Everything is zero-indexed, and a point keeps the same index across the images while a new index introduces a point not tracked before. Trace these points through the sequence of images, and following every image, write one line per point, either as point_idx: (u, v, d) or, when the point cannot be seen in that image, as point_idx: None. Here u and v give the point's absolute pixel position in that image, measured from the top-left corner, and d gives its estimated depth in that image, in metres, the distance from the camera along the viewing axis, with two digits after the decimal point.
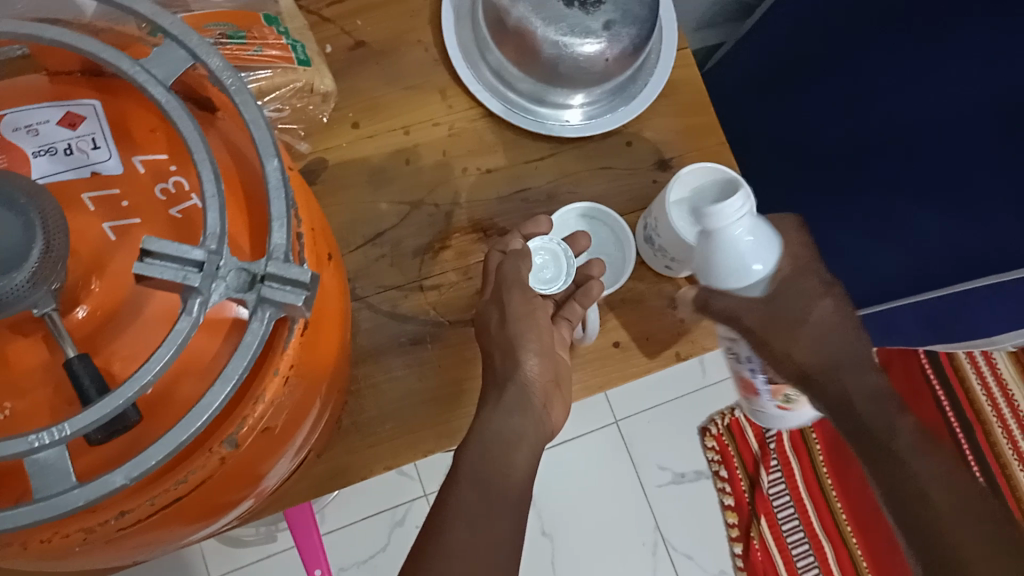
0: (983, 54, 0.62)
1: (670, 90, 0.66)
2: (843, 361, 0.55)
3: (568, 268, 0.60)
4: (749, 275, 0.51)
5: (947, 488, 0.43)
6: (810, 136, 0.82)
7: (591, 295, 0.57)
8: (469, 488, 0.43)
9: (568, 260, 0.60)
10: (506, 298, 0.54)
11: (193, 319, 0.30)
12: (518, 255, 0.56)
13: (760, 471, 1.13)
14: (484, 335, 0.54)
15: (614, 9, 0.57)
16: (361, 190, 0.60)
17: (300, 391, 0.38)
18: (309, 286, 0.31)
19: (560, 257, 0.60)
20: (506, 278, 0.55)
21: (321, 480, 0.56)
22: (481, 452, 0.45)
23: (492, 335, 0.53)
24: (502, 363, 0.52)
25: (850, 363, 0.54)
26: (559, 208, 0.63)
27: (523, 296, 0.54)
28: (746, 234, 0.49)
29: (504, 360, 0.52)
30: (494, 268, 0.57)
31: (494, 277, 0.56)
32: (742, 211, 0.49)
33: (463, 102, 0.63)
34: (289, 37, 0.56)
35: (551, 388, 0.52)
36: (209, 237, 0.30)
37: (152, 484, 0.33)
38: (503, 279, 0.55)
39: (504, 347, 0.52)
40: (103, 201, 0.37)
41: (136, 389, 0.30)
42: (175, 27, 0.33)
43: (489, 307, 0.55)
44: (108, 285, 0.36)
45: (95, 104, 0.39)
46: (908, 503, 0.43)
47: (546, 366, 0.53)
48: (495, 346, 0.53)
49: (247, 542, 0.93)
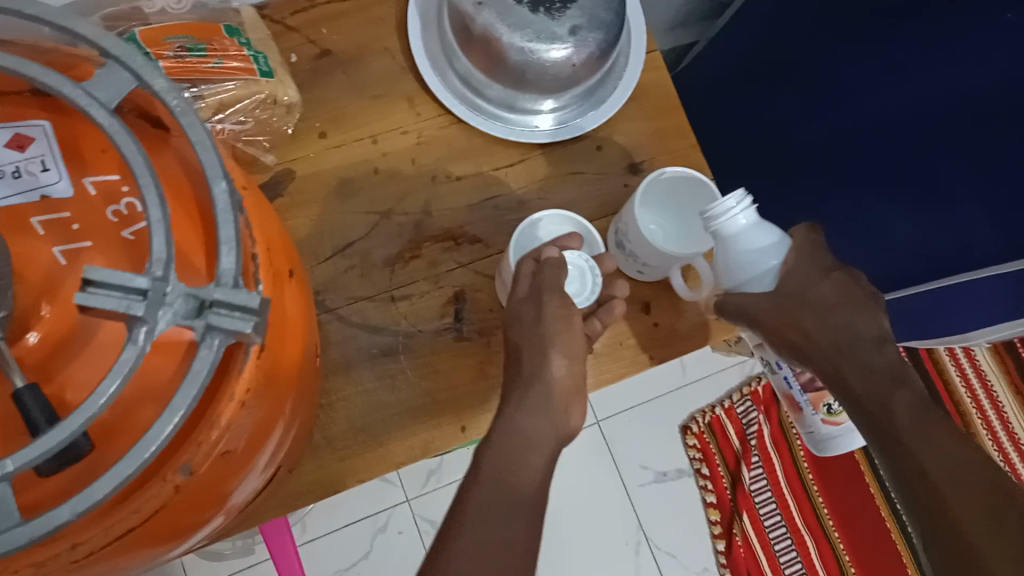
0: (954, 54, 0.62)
1: (640, 93, 0.66)
2: (848, 343, 0.52)
3: (594, 286, 0.60)
4: (755, 268, 0.53)
5: (958, 478, 0.42)
6: (784, 136, 0.82)
7: (613, 314, 0.58)
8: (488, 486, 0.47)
9: (595, 277, 0.59)
10: (545, 301, 0.55)
11: (139, 348, 0.29)
12: (557, 262, 0.56)
13: (741, 467, 1.14)
14: (516, 329, 0.56)
15: (580, 13, 0.56)
16: (329, 202, 0.60)
17: (261, 414, 0.37)
18: (257, 310, 0.32)
19: (586, 273, 0.59)
20: (545, 284, 0.56)
21: (292, 497, 0.55)
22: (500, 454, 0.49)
23: (524, 329, 0.55)
24: (530, 361, 0.55)
25: (858, 346, 0.52)
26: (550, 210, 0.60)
27: (561, 301, 0.56)
28: (746, 230, 0.52)
29: (534, 355, 0.55)
30: (529, 275, 0.56)
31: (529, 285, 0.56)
32: (739, 210, 0.52)
33: (432, 110, 0.63)
34: (250, 48, 0.56)
35: (573, 390, 0.56)
36: (154, 263, 0.30)
37: (106, 514, 0.33)
38: (540, 283, 0.55)
39: (536, 344, 0.55)
40: (53, 225, 0.36)
41: (82, 420, 0.29)
42: (118, 49, 0.33)
43: (522, 305, 0.56)
44: (59, 309, 0.35)
45: (44, 125, 0.38)
46: (928, 505, 0.42)
47: (571, 367, 0.56)
48: (526, 343, 0.55)
49: (226, 555, 0.92)
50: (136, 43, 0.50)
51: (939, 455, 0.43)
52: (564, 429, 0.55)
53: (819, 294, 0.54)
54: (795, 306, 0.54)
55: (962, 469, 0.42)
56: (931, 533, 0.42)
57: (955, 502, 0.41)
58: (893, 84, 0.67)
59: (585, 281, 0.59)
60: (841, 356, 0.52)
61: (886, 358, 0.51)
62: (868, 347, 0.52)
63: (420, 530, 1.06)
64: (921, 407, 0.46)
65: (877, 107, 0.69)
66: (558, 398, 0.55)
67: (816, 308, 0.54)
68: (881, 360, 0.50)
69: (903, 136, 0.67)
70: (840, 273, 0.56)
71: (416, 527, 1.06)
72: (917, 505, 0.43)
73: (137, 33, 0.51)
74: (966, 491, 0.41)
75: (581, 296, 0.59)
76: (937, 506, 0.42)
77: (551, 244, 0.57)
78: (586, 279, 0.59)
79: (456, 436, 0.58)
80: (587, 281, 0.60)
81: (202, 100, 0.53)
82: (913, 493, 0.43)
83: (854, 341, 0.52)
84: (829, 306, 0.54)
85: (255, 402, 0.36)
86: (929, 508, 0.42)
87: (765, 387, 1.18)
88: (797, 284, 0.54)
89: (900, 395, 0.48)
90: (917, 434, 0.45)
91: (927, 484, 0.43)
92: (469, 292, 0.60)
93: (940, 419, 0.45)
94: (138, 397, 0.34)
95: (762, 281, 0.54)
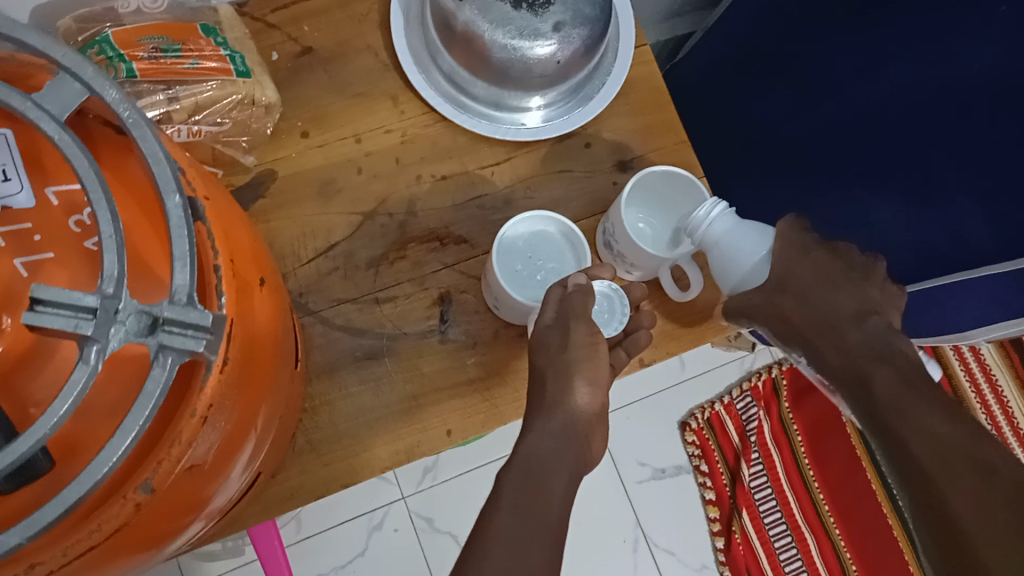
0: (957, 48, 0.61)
1: (628, 88, 0.65)
2: (829, 319, 0.51)
3: (625, 314, 0.57)
4: (744, 266, 0.51)
5: (945, 460, 0.39)
6: (778, 129, 0.80)
7: (639, 344, 0.57)
8: (506, 514, 0.42)
9: (624, 305, 0.57)
10: (571, 328, 0.52)
11: (91, 368, 0.29)
12: (586, 289, 0.53)
13: (741, 464, 1.13)
14: (540, 354, 0.52)
15: (564, 9, 0.55)
16: (312, 203, 0.59)
17: (229, 429, 0.36)
18: (210, 328, 0.32)
19: (615, 301, 0.57)
20: (573, 310, 0.52)
21: (273, 503, 0.54)
22: (524, 480, 0.45)
23: (549, 357, 0.52)
24: (551, 383, 0.52)
25: (838, 325, 0.51)
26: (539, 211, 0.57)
27: (587, 329, 0.53)
28: (721, 230, 0.51)
29: (557, 379, 0.51)
30: (555, 301, 0.53)
31: (555, 308, 0.53)
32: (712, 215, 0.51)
33: (416, 108, 0.62)
34: (227, 47, 0.54)
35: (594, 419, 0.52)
36: (106, 280, 0.30)
37: (66, 534, 0.32)
38: (567, 309, 0.52)
39: (560, 371, 0.52)
40: (14, 236, 0.35)
41: (31, 442, 0.28)
42: (69, 60, 0.33)
43: (548, 332, 0.52)
44: (19, 324, 0.34)
45: (6, 133, 0.35)
46: (919, 492, 0.39)
47: (594, 395, 0.52)
48: (549, 370, 0.52)
49: (216, 555, 0.92)
50: (109, 46, 0.50)
51: (928, 439, 0.40)
52: (587, 455, 0.51)
53: (803, 274, 0.52)
54: (781, 288, 0.52)
55: (948, 450, 0.39)
56: (924, 522, 0.39)
57: (946, 486, 0.38)
58: (889, 76, 0.66)
59: (614, 308, 0.57)
60: (833, 335, 0.50)
61: (867, 336, 0.49)
62: (848, 325, 0.51)
63: (416, 527, 1.06)
64: (905, 388, 0.44)
65: (868, 97, 0.69)
66: (582, 425, 0.51)
67: (799, 293, 0.52)
68: (861, 337, 0.49)
69: (902, 132, 0.66)
70: (821, 252, 0.54)
71: (413, 524, 1.06)
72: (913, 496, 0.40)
73: (111, 36, 0.51)
74: (956, 474, 0.38)
75: (610, 326, 0.57)
76: (927, 492, 0.39)
77: (580, 272, 0.54)
78: (615, 310, 0.57)
79: (442, 440, 0.57)
80: (617, 311, 0.57)
81: (178, 102, 0.52)
82: (907, 480, 0.40)
83: (835, 320, 0.51)
84: (809, 286, 0.52)
85: (220, 416, 0.35)
86: (922, 497, 0.39)
87: (765, 382, 1.17)
88: (783, 263, 0.52)
89: (879, 377, 0.46)
90: (907, 418, 0.42)
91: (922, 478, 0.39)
92: (455, 293, 0.59)
93: (932, 403, 0.43)
94: (102, 409, 0.34)
95: (756, 276, 0.51)
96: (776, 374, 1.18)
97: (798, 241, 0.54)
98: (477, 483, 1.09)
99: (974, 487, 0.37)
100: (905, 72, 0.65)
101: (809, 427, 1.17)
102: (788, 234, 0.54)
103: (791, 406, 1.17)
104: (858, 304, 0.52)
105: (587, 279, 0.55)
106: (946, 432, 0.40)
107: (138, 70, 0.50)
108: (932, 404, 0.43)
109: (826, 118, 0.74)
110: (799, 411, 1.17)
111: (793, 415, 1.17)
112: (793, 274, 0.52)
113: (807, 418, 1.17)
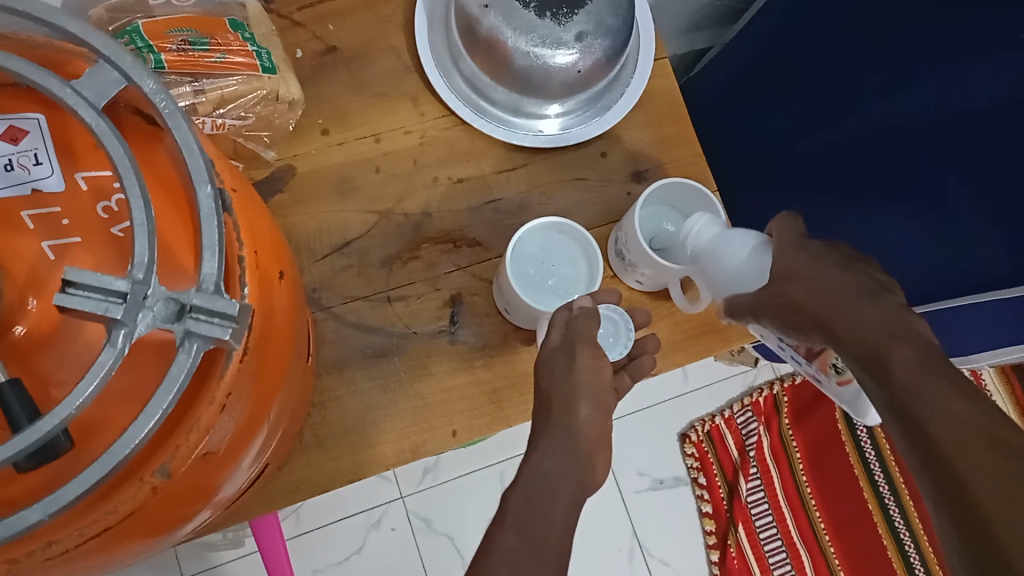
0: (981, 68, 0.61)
1: (646, 100, 0.66)
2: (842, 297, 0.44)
3: (630, 337, 0.56)
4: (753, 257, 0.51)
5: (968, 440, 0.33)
6: (791, 146, 0.81)
7: (642, 369, 0.55)
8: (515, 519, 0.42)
9: (629, 330, 0.56)
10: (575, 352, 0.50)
11: (118, 351, 0.30)
12: (590, 312, 0.52)
13: (739, 478, 1.14)
14: (546, 379, 0.50)
15: (587, 19, 0.56)
16: (328, 200, 0.59)
17: (244, 418, 0.37)
18: (236, 317, 0.32)
19: (620, 324, 0.56)
20: (578, 333, 0.51)
21: (279, 495, 0.54)
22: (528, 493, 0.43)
23: (555, 379, 0.50)
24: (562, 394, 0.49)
25: (850, 299, 0.43)
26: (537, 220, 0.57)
27: (592, 352, 0.51)
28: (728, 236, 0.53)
29: (561, 402, 0.48)
30: (562, 324, 0.53)
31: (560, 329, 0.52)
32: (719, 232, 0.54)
33: (436, 110, 0.62)
34: (254, 43, 0.55)
35: (601, 443, 0.47)
36: (136, 266, 0.31)
37: (82, 513, 0.33)
38: (572, 334, 0.51)
39: (565, 390, 0.49)
40: (44, 219, 0.36)
41: (58, 421, 0.29)
42: (108, 49, 0.34)
43: (553, 355, 0.51)
44: (45, 304, 0.34)
45: (39, 118, 0.36)
46: (936, 475, 0.33)
47: (599, 418, 0.48)
48: (555, 392, 0.49)
49: (219, 546, 0.93)
50: (138, 36, 0.51)
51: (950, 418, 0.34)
52: (591, 481, 0.45)
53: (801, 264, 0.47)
54: (786, 279, 0.47)
55: (971, 437, 0.33)
56: (941, 506, 0.33)
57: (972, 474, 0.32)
58: (906, 97, 0.67)
59: (619, 330, 0.56)
60: (847, 311, 0.43)
61: (880, 311, 0.42)
62: (862, 301, 0.43)
63: (413, 527, 1.07)
64: (921, 362, 0.37)
65: (886, 115, 0.69)
66: (586, 447, 0.46)
67: (806, 276, 0.46)
68: (877, 311, 0.42)
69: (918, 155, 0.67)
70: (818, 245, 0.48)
71: (411, 523, 1.07)
72: (928, 475, 0.34)
73: (141, 27, 0.51)
74: (980, 459, 0.32)
75: (614, 349, 0.55)
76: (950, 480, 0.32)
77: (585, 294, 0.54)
78: (620, 333, 0.56)
79: (447, 440, 0.57)
80: (621, 334, 0.56)
81: (204, 95, 0.53)
82: (922, 458, 0.34)
83: (841, 297, 0.44)
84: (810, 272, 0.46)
85: (237, 406, 0.36)
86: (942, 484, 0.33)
87: (767, 398, 1.18)
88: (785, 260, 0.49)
89: (898, 350, 0.39)
90: (925, 394, 0.36)
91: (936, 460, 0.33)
92: (466, 295, 0.60)
93: (951, 377, 0.36)
94: (123, 396, 0.34)
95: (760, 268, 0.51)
96: (778, 390, 1.19)
97: (796, 238, 0.49)
98: (476, 485, 1.09)
99: (999, 470, 0.31)
100: (922, 96, 0.66)
101: (809, 446, 1.17)
102: (792, 230, 0.50)
103: (792, 423, 1.18)
104: (868, 282, 0.44)
105: (592, 302, 0.54)
106: (966, 410, 0.34)
107: (165, 60, 0.51)
108: (946, 377, 0.36)
109: (840, 138, 0.75)
110: (801, 430, 1.18)
111: (793, 433, 1.17)
112: (793, 270, 0.47)
113: (807, 436, 1.17)
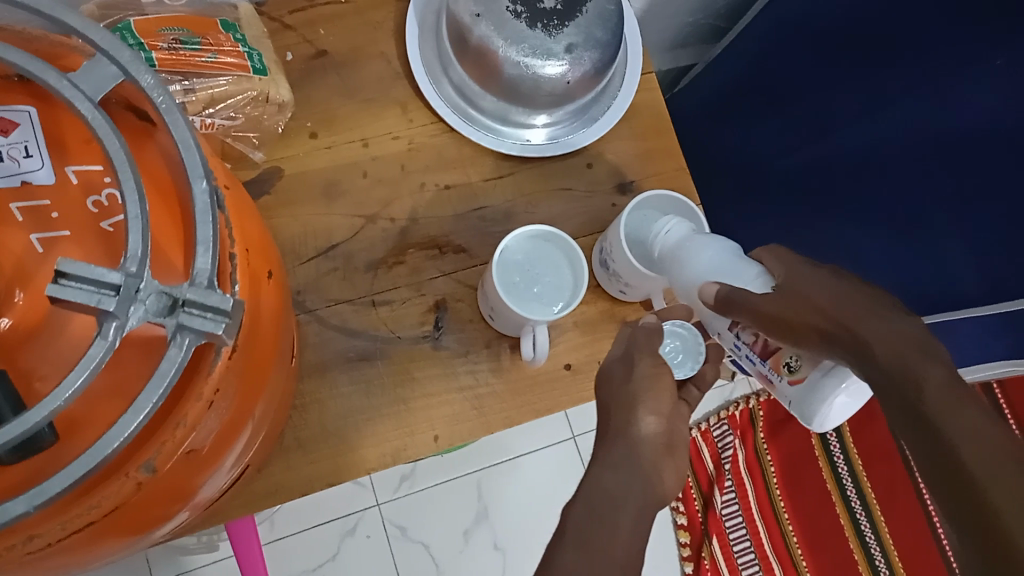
0: (961, 91, 0.62)
1: (633, 113, 0.67)
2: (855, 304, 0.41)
3: (700, 353, 0.55)
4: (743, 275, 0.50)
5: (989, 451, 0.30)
6: (774, 162, 0.83)
7: (705, 378, 0.53)
8: None
9: (699, 343, 0.55)
10: (635, 360, 0.49)
11: (108, 343, 0.30)
12: (655, 329, 0.52)
13: (714, 491, 1.20)
14: (604, 389, 0.48)
15: (577, 32, 0.57)
16: (315, 204, 0.59)
17: (230, 416, 0.37)
18: (229, 313, 0.32)
19: (689, 342, 0.55)
20: (637, 342, 0.50)
21: (258, 497, 0.54)
22: None
23: (615, 390, 0.48)
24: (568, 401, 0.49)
25: (876, 308, 0.41)
26: (524, 227, 0.58)
27: (652, 362, 0.49)
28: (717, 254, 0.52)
29: None
30: (624, 340, 0.52)
31: (622, 342, 0.52)
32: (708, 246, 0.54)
33: (424, 117, 0.63)
34: (245, 44, 0.56)
35: (667, 451, 0.44)
36: (130, 259, 0.31)
37: (66, 507, 0.33)
38: (633, 345, 0.50)
39: (623, 402, 0.46)
40: (32, 212, 0.36)
41: (44, 413, 0.29)
42: (106, 42, 0.35)
43: (614, 365, 0.50)
44: (32, 298, 0.34)
45: (30, 110, 0.36)
46: (943, 476, 0.31)
47: None
48: None
49: (192, 550, 0.91)
50: (129, 33, 0.51)
51: (954, 410, 0.32)
52: (661, 495, 0.42)
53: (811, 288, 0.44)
54: (799, 291, 0.45)
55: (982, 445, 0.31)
56: (953, 512, 0.30)
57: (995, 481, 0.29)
58: (886, 118, 0.69)
59: (689, 347, 0.55)
60: (854, 311, 0.41)
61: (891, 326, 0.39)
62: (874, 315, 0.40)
63: (389, 535, 1.06)
64: (934, 368, 0.35)
65: (866, 137, 0.71)
66: (650, 460, 0.43)
67: (817, 285, 0.44)
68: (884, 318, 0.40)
69: (899, 175, 0.68)
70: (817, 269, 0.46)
71: (387, 530, 1.06)
72: (929, 466, 0.32)
73: (133, 24, 0.52)
74: (988, 461, 0.30)
75: (682, 366, 0.54)
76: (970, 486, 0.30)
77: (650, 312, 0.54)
78: (690, 350, 0.55)
79: (428, 445, 0.57)
80: (691, 351, 0.55)
81: (193, 94, 0.53)
82: (931, 460, 0.32)
83: (857, 309, 0.41)
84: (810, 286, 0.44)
85: (224, 403, 0.36)
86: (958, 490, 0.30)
87: (743, 412, 1.23)
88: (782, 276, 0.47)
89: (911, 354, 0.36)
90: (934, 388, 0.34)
91: (953, 465, 0.31)
92: (450, 301, 0.60)
93: (959, 380, 0.34)
94: (106, 392, 0.34)
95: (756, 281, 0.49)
96: (754, 405, 1.23)
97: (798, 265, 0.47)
98: (452, 493, 1.09)
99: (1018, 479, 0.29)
100: (899, 116, 0.68)
101: (784, 459, 1.19)
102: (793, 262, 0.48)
103: (768, 439, 1.21)
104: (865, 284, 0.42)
105: (655, 320, 0.54)
106: (978, 417, 0.32)
107: (156, 59, 0.51)
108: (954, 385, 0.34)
109: (820, 156, 0.76)
110: (777, 444, 1.19)
111: (768, 447, 1.20)
112: (797, 284, 0.45)
113: (783, 449, 1.19)
